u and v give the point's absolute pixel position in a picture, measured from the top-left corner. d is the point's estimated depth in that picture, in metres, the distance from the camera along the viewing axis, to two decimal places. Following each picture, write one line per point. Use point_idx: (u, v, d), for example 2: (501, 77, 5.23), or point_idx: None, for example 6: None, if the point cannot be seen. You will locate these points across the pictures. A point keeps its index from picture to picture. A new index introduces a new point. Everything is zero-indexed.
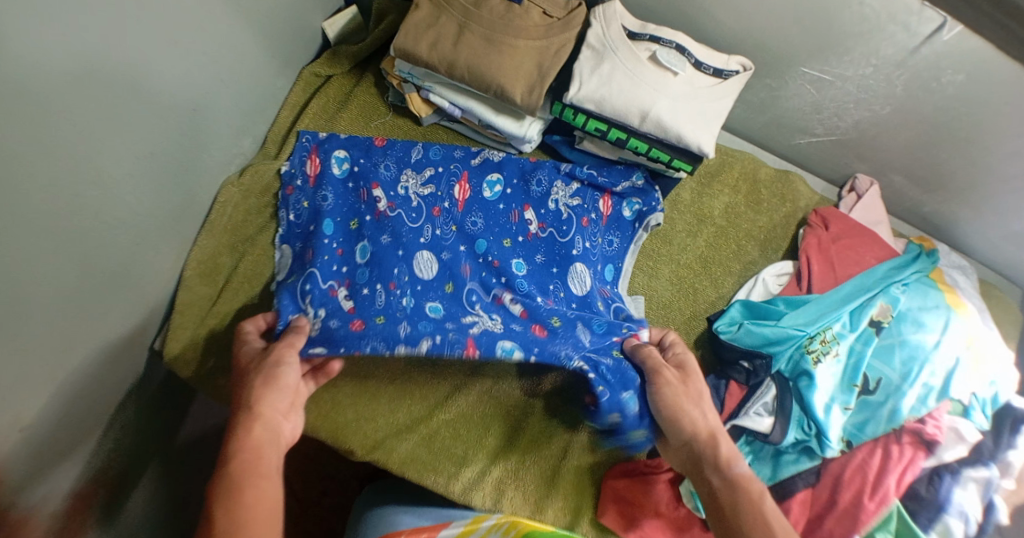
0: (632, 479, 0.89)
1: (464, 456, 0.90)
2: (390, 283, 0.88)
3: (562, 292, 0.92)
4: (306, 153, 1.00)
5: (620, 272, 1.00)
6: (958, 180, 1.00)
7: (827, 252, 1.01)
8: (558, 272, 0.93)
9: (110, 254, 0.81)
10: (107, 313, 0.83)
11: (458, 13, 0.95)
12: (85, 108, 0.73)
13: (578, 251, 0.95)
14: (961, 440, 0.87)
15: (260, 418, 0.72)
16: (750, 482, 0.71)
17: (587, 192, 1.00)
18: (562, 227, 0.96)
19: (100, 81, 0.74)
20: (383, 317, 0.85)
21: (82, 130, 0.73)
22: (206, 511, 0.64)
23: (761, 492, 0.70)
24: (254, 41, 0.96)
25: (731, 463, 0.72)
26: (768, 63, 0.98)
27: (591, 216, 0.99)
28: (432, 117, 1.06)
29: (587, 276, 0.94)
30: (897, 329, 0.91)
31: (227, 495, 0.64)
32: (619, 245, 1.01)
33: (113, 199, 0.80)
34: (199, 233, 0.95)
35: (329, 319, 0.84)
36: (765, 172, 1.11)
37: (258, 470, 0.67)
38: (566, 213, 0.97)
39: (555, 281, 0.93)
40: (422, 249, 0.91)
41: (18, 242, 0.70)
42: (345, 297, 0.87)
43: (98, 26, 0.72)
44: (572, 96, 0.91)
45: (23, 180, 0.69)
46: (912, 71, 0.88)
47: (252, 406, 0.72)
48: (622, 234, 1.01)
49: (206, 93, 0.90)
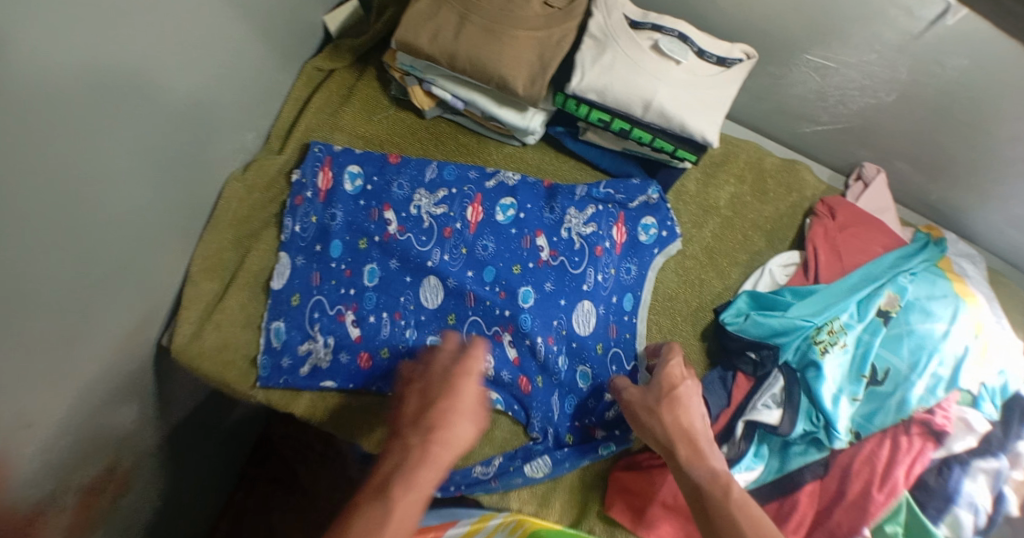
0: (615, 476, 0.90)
1: (470, 450, 0.90)
2: (396, 312, 0.92)
3: (565, 329, 0.93)
4: (318, 163, 0.99)
5: (639, 301, 0.99)
6: (965, 166, 0.99)
7: (834, 241, 1.00)
8: (563, 306, 0.93)
9: (113, 248, 0.81)
10: (111, 308, 0.83)
11: (458, 4, 0.94)
12: (90, 99, 0.73)
13: (589, 285, 0.95)
14: (970, 430, 0.86)
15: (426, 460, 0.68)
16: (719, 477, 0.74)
17: (604, 217, 0.99)
18: (574, 257, 0.95)
19: (102, 72, 0.73)
20: (388, 349, 0.90)
21: (85, 125, 0.73)
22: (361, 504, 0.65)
23: (727, 488, 0.72)
24: (254, 34, 0.95)
25: (693, 467, 0.76)
26: (771, 50, 0.97)
27: (606, 245, 0.97)
28: (434, 110, 1.05)
29: (593, 315, 0.94)
30: (906, 318, 0.91)
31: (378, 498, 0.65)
32: (637, 273, 1.00)
33: (116, 193, 0.79)
34: (205, 228, 0.95)
35: (337, 355, 0.90)
36: (770, 162, 1.10)
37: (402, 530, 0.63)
38: (579, 242, 0.96)
39: (562, 315, 0.93)
40: (429, 275, 0.93)
41: (23, 235, 0.69)
42: (351, 323, 0.92)
43: (94, 18, 0.71)
44: (574, 87, 0.90)
45: (30, 174, 0.68)
46: (916, 56, 0.87)
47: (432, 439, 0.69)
48: (640, 261, 1.00)
49: (207, 84, 0.89)
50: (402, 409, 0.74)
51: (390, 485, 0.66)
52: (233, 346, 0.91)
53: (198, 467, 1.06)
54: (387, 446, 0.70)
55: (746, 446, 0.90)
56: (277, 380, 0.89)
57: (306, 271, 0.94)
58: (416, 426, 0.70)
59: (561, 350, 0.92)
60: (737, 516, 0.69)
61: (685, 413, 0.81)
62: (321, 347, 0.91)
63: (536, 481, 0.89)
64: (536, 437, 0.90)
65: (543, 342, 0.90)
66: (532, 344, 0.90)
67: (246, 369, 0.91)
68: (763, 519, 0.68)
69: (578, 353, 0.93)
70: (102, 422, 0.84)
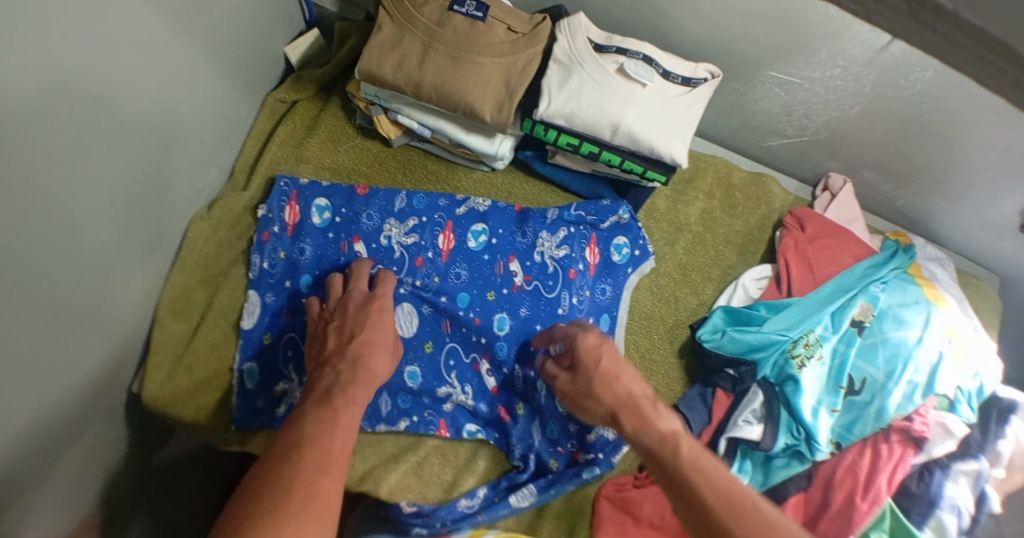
0: (598, 505, 0.90)
1: (454, 482, 0.89)
2: None
3: None
4: (284, 198, 0.96)
5: (616, 321, 0.99)
6: (930, 173, 1.01)
7: (804, 253, 1.00)
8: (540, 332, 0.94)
9: (77, 300, 0.78)
10: (78, 359, 0.80)
11: (422, 33, 0.93)
12: (52, 153, 0.71)
13: (564, 309, 0.95)
14: (948, 434, 0.87)
15: (358, 377, 0.71)
16: (671, 440, 0.67)
17: (575, 238, 0.99)
18: (547, 281, 0.96)
19: (62, 125, 0.71)
20: None
21: (45, 181, 0.71)
22: (302, 412, 0.66)
23: (679, 451, 0.66)
24: (213, 71, 0.94)
25: (641, 433, 0.69)
26: (736, 67, 0.97)
27: (579, 267, 0.98)
28: (401, 138, 1.04)
29: None
30: (879, 327, 0.92)
31: (318, 412, 0.66)
32: (612, 293, 1.00)
33: (78, 245, 0.77)
34: (171, 270, 0.93)
35: None
36: (738, 176, 1.10)
37: (342, 436, 0.64)
38: (552, 266, 0.97)
39: None
40: (404, 302, 0.92)
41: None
42: None
43: (51, 72, 0.68)
44: (542, 113, 0.90)
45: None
46: (880, 70, 0.88)
47: (355, 364, 0.73)
48: (615, 281, 1.00)
49: (167, 125, 0.87)
50: (323, 346, 0.77)
51: (327, 397, 0.68)
52: (205, 389, 0.90)
53: (170, 508, 1.02)
54: (317, 374, 0.73)
55: (728, 461, 0.90)
56: (252, 421, 0.89)
57: (277, 309, 0.93)
58: (342, 354, 0.74)
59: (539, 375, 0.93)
60: (694, 478, 0.64)
61: (620, 380, 0.74)
62: (296, 386, 0.90)
63: (522, 510, 0.88)
64: (518, 465, 0.90)
65: (519, 369, 0.93)
66: (509, 372, 0.93)
67: (219, 411, 0.89)
68: (721, 474, 0.63)
69: None
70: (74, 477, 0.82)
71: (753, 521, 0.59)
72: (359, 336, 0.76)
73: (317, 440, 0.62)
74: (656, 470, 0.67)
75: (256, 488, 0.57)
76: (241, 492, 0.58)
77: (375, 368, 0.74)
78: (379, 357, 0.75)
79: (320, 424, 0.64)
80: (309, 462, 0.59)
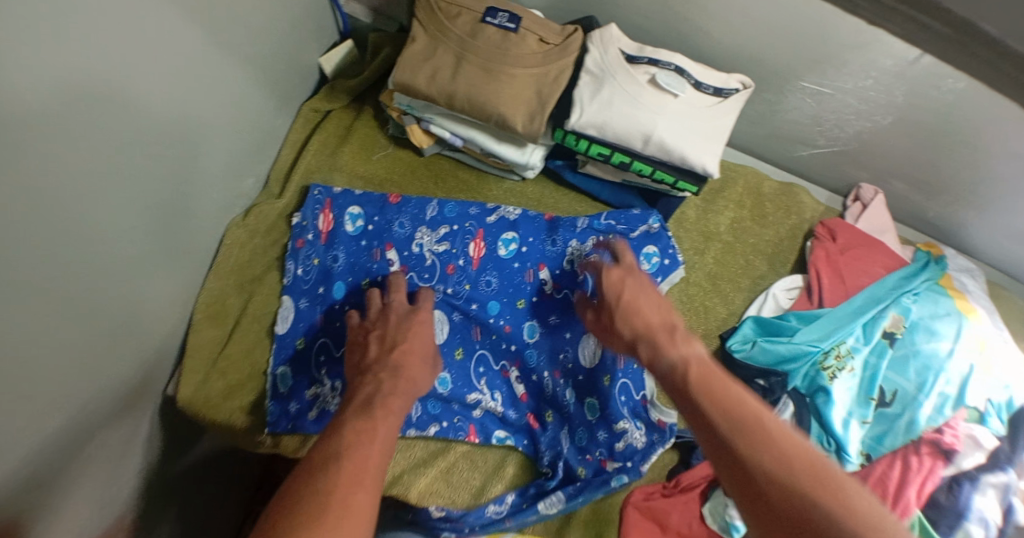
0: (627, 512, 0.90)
1: (482, 487, 0.89)
2: None
3: (571, 362, 0.94)
4: (318, 206, 0.98)
5: None
6: (961, 184, 1.00)
7: (836, 265, 1.00)
8: (569, 340, 0.95)
9: (118, 308, 0.80)
10: (117, 364, 0.82)
11: (455, 44, 0.94)
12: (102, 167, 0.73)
13: None
14: (978, 446, 0.87)
15: (402, 387, 0.71)
16: (685, 362, 0.62)
17: None
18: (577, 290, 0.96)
19: (112, 139, 0.73)
20: None
21: (93, 195, 0.73)
22: (340, 421, 0.65)
23: (689, 372, 0.61)
24: (250, 82, 0.95)
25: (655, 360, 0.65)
26: (767, 78, 0.98)
27: None
28: (432, 147, 1.05)
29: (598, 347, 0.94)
30: (911, 339, 0.92)
31: (357, 421, 0.64)
32: None
33: (122, 255, 0.79)
34: (207, 277, 0.95)
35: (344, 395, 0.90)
36: (768, 186, 1.10)
37: (382, 443, 0.62)
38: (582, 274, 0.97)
39: (568, 347, 0.95)
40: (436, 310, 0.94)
41: (39, 308, 0.69)
42: None
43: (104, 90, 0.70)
44: (574, 123, 0.91)
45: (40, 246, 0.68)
46: (911, 82, 0.88)
47: (398, 375, 0.72)
48: None
49: (207, 137, 0.89)
50: (364, 353, 0.78)
51: (369, 405, 0.67)
52: (237, 394, 0.91)
53: (198, 509, 1.04)
54: (357, 380, 0.73)
55: None
56: (285, 425, 0.89)
57: (310, 315, 0.94)
58: (383, 362, 0.75)
59: (568, 383, 0.93)
60: (705, 397, 0.58)
61: (642, 311, 0.71)
62: (327, 390, 0.91)
63: (550, 517, 0.87)
64: (546, 472, 0.90)
65: (549, 376, 0.94)
66: (539, 379, 0.93)
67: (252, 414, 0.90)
68: (730, 391, 0.58)
69: (585, 386, 0.94)
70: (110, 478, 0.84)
71: (761, 442, 0.54)
72: (402, 345, 0.77)
73: (358, 449, 0.60)
74: (672, 394, 0.62)
75: (296, 509, 0.54)
76: (278, 500, 0.56)
77: (418, 379, 0.74)
78: (421, 370, 0.76)
79: (359, 433, 0.62)
80: (347, 476, 0.57)
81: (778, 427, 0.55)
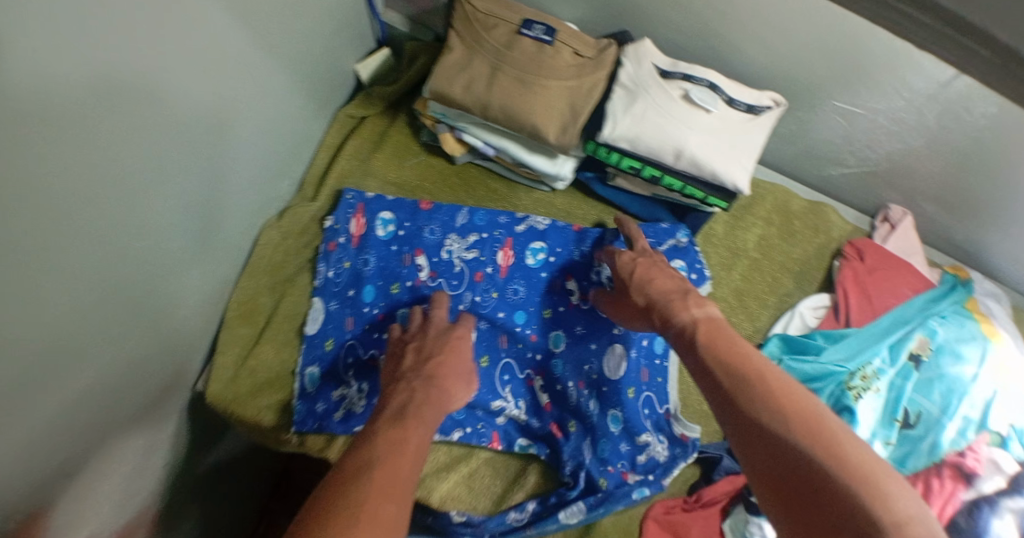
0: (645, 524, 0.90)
1: (502, 495, 0.90)
2: None
3: (596, 372, 0.95)
4: (351, 210, 1.00)
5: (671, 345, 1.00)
6: (992, 208, 1.00)
7: (863, 285, 1.00)
8: (594, 351, 0.96)
9: (156, 303, 0.82)
10: (153, 357, 0.84)
11: (491, 55, 0.95)
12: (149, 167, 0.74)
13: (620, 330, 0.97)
14: (999, 470, 0.87)
15: (435, 400, 0.73)
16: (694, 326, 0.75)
17: None
18: None
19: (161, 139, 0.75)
20: None
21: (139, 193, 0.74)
22: (372, 431, 0.66)
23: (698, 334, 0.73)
24: (290, 87, 0.97)
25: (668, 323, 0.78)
26: (800, 97, 0.98)
27: None
28: (464, 156, 1.06)
29: (623, 360, 0.96)
30: (936, 362, 0.93)
31: (388, 433, 0.65)
32: None
33: (163, 252, 0.80)
34: (241, 276, 0.97)
35: (370, 397, 0.91)
36: (797, 204, 1.11)
37: (413, 452, 0.64)
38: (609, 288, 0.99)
39: (593, 358, 0.95)
40: None
41: (84, 301, 0.70)
42: None
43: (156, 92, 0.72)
44: (606, 135, 0.92)
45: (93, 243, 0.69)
46: (944, 104, 0.88)
47: (431, 390, 0.74)
48: None
49: (246, 139, 0.91)
50: (399, 363, 0.79)
51: (400, 417, 0.68)
52: (264, 392, 0.92)
53: (219, 504, 1.06)
54: (391, 389, 0.74)
55: None
56: (311, 424, 0.89)
57: (339, 316, 0.95)
58: (418, 373, 0.76)
59: (591, 393, 0.94)
60: (713, 357, 0.70)
61: (655, 282, 0.84)
62: (354, 392, 0.92)
63: (571, 527, 0.86)
64: (568, 481, 0.89)
65: (573, 386, 0.94)
66: (563, 388, 0.93)
67: (279, 413, 0.91)
68: (733, 351, 0.69)
69: (608, 397, 0.94)
70: (140, 469, 0.86)
71: (757, 393, 0.64)
72: (437, 357, 0.79)
73: (388, 459, 0.62)
74: (684, 353, 0.74)
75: (322, 514, 0.55)
76: (307, 506, 0.57)
77: (453, 394, 0.76)
78: (458, 388, 0.78)
79: (390, 446, 0.63)
80: (378, 485, 0.58)
81: (772, 377, 0.66)
